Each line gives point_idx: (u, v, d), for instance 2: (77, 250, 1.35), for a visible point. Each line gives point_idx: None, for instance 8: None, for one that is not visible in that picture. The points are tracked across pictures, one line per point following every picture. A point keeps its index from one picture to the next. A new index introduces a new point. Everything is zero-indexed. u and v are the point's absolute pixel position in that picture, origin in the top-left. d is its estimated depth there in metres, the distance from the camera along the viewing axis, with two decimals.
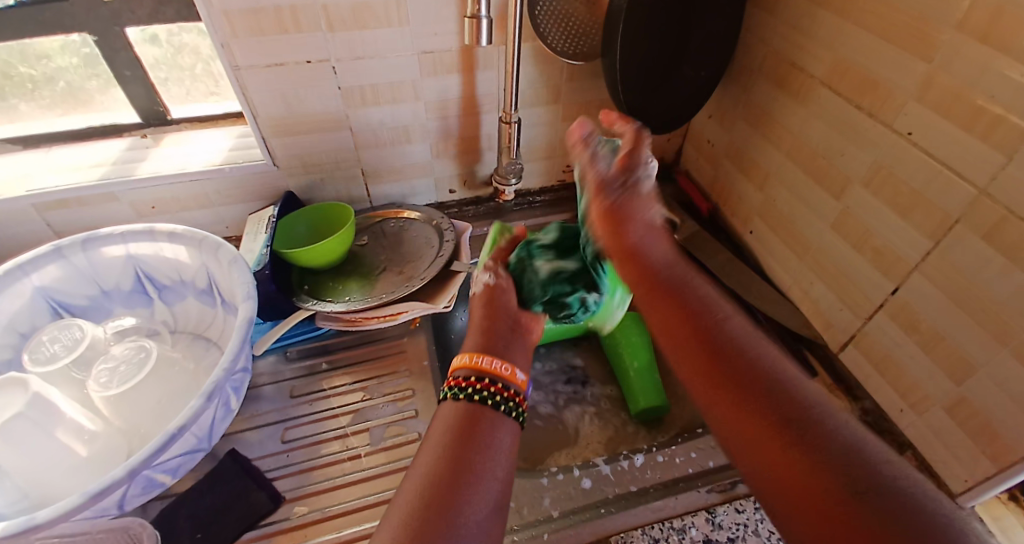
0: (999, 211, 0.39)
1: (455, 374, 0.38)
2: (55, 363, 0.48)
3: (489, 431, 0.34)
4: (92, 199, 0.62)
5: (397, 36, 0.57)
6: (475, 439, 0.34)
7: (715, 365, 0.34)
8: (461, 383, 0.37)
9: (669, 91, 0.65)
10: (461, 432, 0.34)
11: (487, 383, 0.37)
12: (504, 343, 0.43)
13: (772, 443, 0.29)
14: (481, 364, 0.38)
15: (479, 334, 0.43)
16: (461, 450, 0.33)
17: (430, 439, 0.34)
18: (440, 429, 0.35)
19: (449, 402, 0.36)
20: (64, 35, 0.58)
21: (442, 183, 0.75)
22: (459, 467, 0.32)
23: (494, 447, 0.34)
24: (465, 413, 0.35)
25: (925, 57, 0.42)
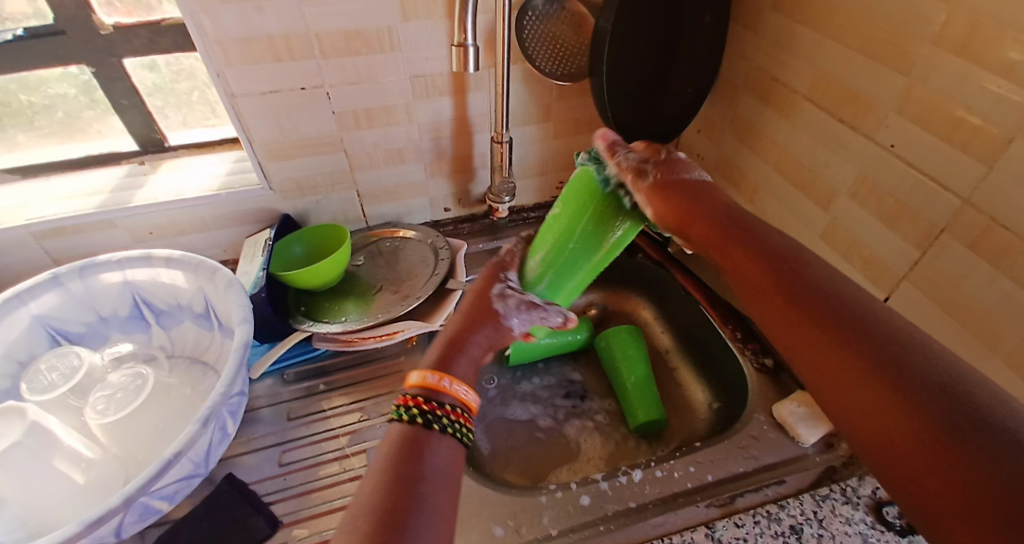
0: (983, 220, 0.40)
1: (413, 392, 0.38)
2: (52, 391, 0.49)
3: (432, 455, 0.35)
4: (89, 227, 0.62)
5: (389, 61, 0.59)
6: (422, 465, 0.34)
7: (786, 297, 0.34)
8: (419, 403, 0.37)
9: (658, 108, 0.66)
10: (409, 459, 0.34)
11: (447, 409, 0.38)
12: (466, 342, 0.43)
13: (843, 378, 0.29)
14: (438, 381, 0.39)
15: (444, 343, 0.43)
16: (409, 479, 0.32)
17: (376, 462, 0.34)
18: (384, 457, 0.34)
19: (400, 421, 0.37)
20: (63, 67, 0.59)
21: (437, 202, 0.76)
22: (406, 493, 0.31)
23: (442, 473, 0.34)
24: (411, 437, 0.35)
25: (903, 72, 0.43)
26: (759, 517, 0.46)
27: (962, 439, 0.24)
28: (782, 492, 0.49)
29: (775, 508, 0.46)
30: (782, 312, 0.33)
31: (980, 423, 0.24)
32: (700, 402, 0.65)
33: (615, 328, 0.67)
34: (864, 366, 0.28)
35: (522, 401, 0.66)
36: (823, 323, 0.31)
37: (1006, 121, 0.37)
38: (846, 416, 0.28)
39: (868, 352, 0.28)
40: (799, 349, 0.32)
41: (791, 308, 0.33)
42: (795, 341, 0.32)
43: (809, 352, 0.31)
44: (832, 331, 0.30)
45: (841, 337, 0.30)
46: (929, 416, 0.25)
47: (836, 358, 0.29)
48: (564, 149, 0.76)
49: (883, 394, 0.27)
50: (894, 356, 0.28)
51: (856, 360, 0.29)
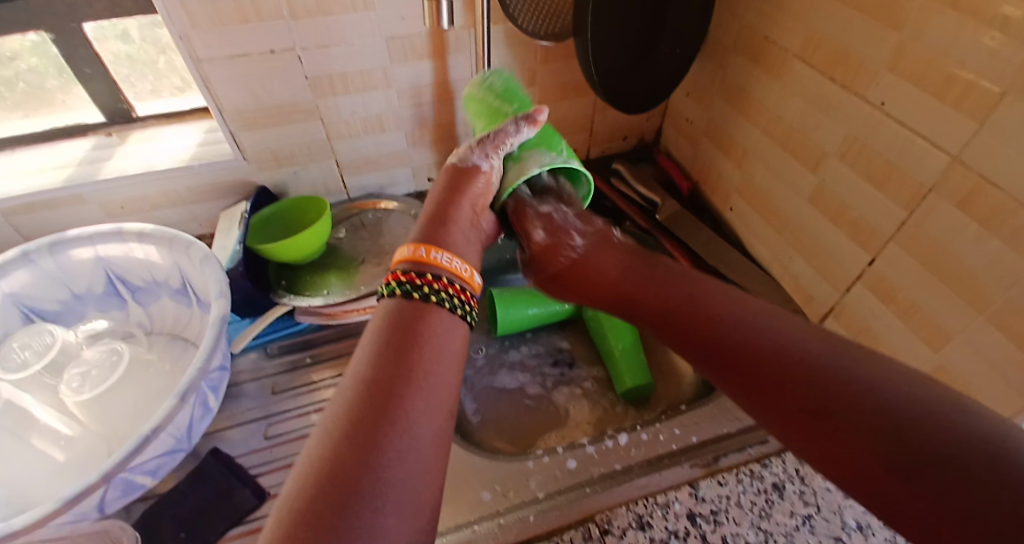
0: (973, 179, 0.39)
1: (400, 268, 0.41)
2: (27, 369, 0.47)
3: (428, 330, 0.37)
4: (59, 202, 0.60)
5: (364, 22, 0.56)
6: (415, 338, 0.36)
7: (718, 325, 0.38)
8: (402, 277, 0.40)
9: (646, 72, 0.64)
10: (400, 335, 0.36)
11: (431, 279, 0.40)
12: (450, 214, 0.47)
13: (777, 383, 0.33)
14: (424, 257, 0.41)
15: (427, 223, 0.47)
16: (402, 353, 0.35)
17: (367, 339, 0.36)
18: (382, 332, 0.37)
19: (389, 295, 0.39)
20: (21, 35, 0.56)
21: (420, 172, 0.74)
22: (398, 366, 0.34)
23: (437, 345, 0.36)
24: (405, 311, 0.38)
25: (895, 27, 0.42)
26: (742, 476, 0.46)
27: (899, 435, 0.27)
28: (765, 452, 0.48)
29: (758, 467, 0.47)
30: (728, 361, 0.36)
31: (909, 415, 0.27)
32: (687, 368, 0.65)
33: None
34: (812, 397, 0.31)
35: (510, 370, 0.66)
36: (767, 360, 0.34)
37: (1001, 78, 0.36)
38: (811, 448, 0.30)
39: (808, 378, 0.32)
40: (757, 400, 0.34)
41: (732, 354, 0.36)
42: (748, 392, 0.35)
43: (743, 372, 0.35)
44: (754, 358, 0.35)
45: (780, 374, 0.33)
46: (876, 420, 0.28)
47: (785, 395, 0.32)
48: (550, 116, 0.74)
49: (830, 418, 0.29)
50: (830, 370, 0.31)
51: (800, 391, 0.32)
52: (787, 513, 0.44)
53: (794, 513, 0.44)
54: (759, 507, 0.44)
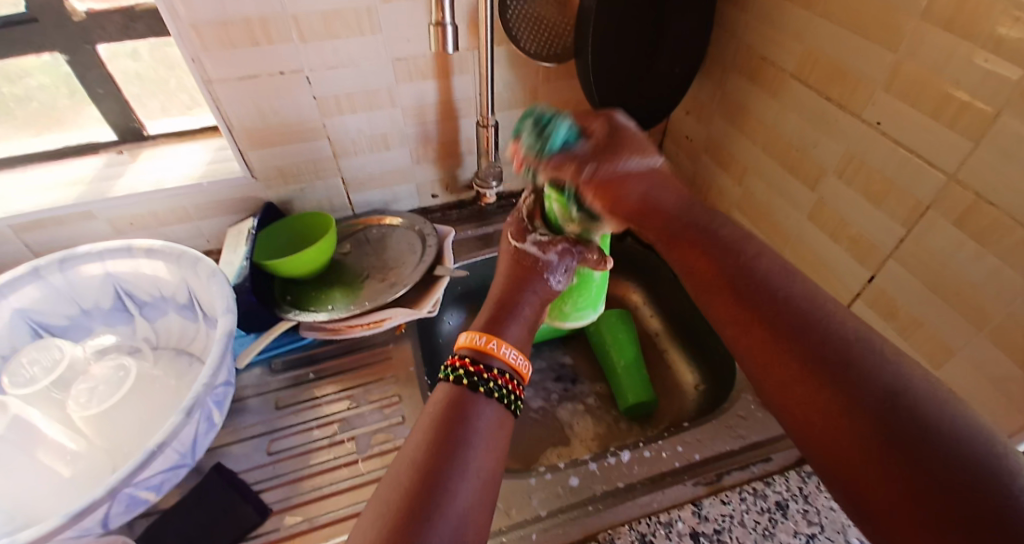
0: (969, 196, 0.40)
1: (465, 354, 0.40)
2: (35, 385, 0.48)
3: (477, 415, 0.36)
4: (68, 218, 0.61)
5: (370, 43, 0.57)
6: (463, 424, 0.35)
7: (758, 311, 0.35)
8: (468, 365, 0.38)
9: (646, 90, 0.65)
10: (451, 417, 0.35)
11: (504, 378, 0.39)
12: (516, 306, 0.46)
13: (800, 376, 0.31)
14: (494, 349, 0.40)
15: (490, 310, 0.45)
16: (452, 437, 0.34)
17: (422, 421, 0.35)
18: (432, 413, 0.36)
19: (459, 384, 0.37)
20: (37, 55, 0.58)
21: (424, 189, 0.75)
22: (445, 452, 0.33)
23: (474, 443, 0.34)
24: (458, 397, 0.36)
25: (891, 47, 0.43)
26: (746, 494, 0.46)
27: (886, 414, 0.27)
28: (769, 469, 0.48)
29: (761, 485, 0.47)
30: (750, 324, 0.35)
31: (898, 401, 0.27)
32: (688, 383, 0.65)
33: (605, 312, 0.67)
34: (807, 364, 0.31)
35: None
36: (800, 343, 0.32)
37: (995, 97, 0.36)
38: (789, 410, 0.32)
39: (807, 342, 0.32)
40: (756, 352, 0.34)
41: (732, 297, 0.36)
42: (748, 343, 0.35)
43: (767, 349, 0.33)
44: (787, 340, 0.33)
45: (781, 331, 0.33)
46: (880, 418, 0.27)
47: (785, 352, 0.32)
48: None
49: (821, 382, 0.30)
50: (850, 359, 0.30)
51: (791, 354, 0.32)
52: (791, 533, 0.43)
53: (798, 533, 0.43)
54: (762, 527, 0.44)
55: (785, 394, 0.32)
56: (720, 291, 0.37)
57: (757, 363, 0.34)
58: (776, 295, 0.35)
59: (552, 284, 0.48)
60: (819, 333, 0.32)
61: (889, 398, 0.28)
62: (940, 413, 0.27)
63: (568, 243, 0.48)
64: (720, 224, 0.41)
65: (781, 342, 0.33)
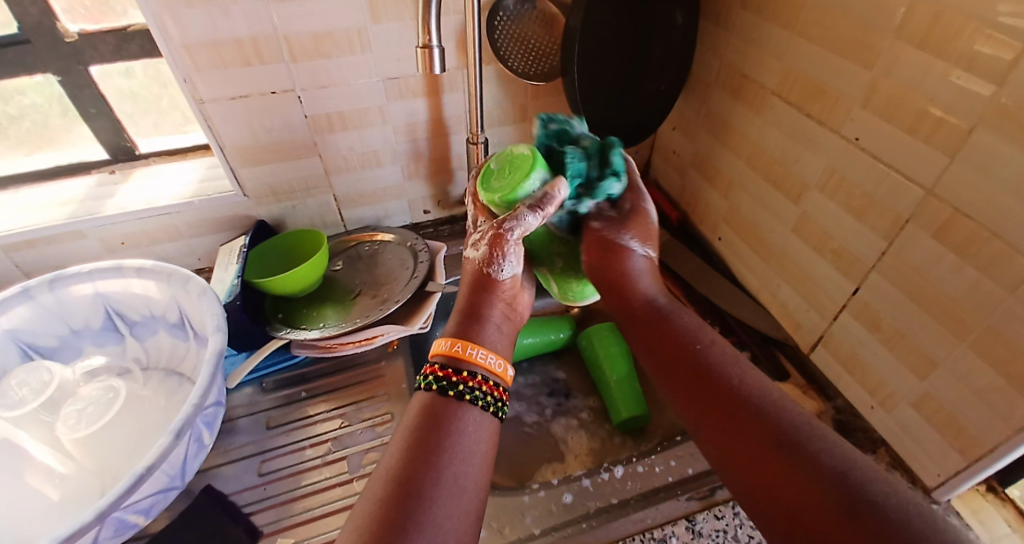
0: (947, 210, 0.40)
1: (438, 361, 0.39)
2: (23, 406, 0.47)
3: (458, 425, 0.36)
4: (59, 238, 0.61)
5: (360, 63, 0.58)
6: (443, 435, 0.35)
7: (716, 400, 0.38)
8: (438, 371, 0.38)
9: (632, 106, 0.66)
10: (430, 427, 0.35)
11: (478, 380, 0.38)
12: (485, 310, 0.43)
13: (760, 460, 0.34)
14: (471, 354, 0.39)
15: (459, 316, 0.43)
16: (432, 447, 0.34)
17: (400, 433, 0.35)
18: (409, 425, 0.36)
19: (435, 392, 0.37)
20: (29, 76, 0.58)
21: (416, 204, 0.76)
22: (425, 462, 0.33)
23: (456, 453, 0.34)
24: (435, 407, 0.36)
25: (867, 65, 0.44)
26: (739, 509, 0.46)
27: (835, 489, 0.30)
28: None
29: None
30: (710, 413, 0.38)
31: (850, 480, 0.30)
32: None
33: (597, 326, 0.67)
34: (764, 453, 0.34)
35: None
36: (756, 428, 0.35)
37: (968, 113, 0.37)
38: (757, 500, 0.33)
39: (760, 425, 0.35)
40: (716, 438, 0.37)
41: (691, 384, 0.40)
42: (707, 430, 0.37)
43: (725, 437, 0.36)
44: (741, 427, 0.36)
45: (738, 414, 0.36)
46: (835, 496, 0.30)
47: (743, 436, 0.35)
48: None
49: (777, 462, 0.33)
50: (799, 442, 0.33)
51: (748, 437, 0.35)
52: None
53: None
54: (756, 542, 0.44)
55: (748, 477, 0.34)
56: (682, 382, 0.40)
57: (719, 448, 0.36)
58: (730, 383, 0.38)
59: (504, 277, 0.44)
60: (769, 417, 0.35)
61: (841, 476, 0.30)
62: (888, 493, 0.29)
63: (493, 232, 0.41)
64: (680, 319, 0.45)
65: (737, 428, 0.36)
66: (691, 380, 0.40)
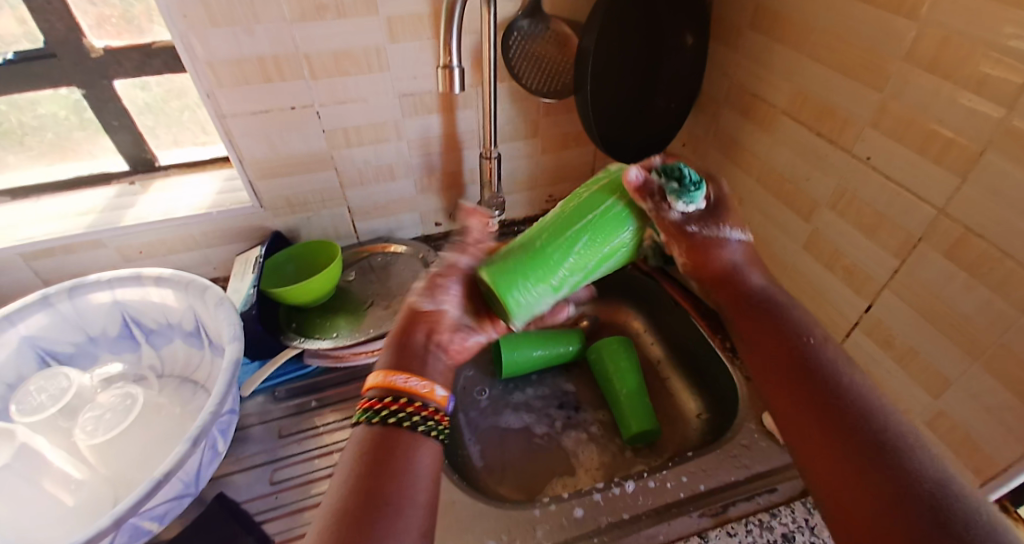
0: (959, 229, 0.41)
1: (370, 395, 0.36)
2: (42, 413, 0.48)
3: (406, 451, 0.34)
4: (78, 247, 0.62)
5: (378, 80, 0.60)
6: (387, 464, 0.33)
7: (800, 391, 0.34)
8: (372, 404, 0.36)
9: (643, 123, 0.67)
10: (375, 455, 0.33)
11: (402, 403, 0.35)
12: (420, 343, 0.39)
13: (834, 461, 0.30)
14: (396, 381, 0.36)
15: (395, 347, 0.39)
16: (370, 478, 0.32)
17: (342, 466, 0.33)
18: (352, 455, 0.34)
19: (364, 425, 0.35)
20: (53, 89, 0.60)
21: (428, 217, 0.77)
22: (366, 495, 0.31)
23: (404, 479, 0.32)
24: (377, 436, 0.34)
25: (876, 87, 0.45)
26: (752, 526, 0.47)
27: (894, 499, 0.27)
28: (774, 500, 0.49)
29: (767, 517, 0.47)
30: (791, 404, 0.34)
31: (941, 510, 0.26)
32: (690, 412, 0.66)
33: (606, 339, 0.67)
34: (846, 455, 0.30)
35: (515, 410, 0.66)
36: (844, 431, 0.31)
37: (979, 135, 0.38)
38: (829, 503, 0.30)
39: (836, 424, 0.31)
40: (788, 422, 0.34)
41: (778, 358, 0.36)
42: (788, 415, 0.34)
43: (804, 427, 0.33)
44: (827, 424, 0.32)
45: (807, 404, 0.33)
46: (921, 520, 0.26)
47: (803, 428, 0.33)
48: (553, 164, 0.77)
49: (844, 466, 0.30)
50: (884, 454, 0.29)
51: (823, 421, 0.32)
52: None
53: None
54: None
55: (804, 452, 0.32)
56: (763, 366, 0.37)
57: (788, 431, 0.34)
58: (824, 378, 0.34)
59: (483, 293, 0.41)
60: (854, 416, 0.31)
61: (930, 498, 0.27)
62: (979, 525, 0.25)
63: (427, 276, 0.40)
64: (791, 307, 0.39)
65: (819, 421, 0.32)
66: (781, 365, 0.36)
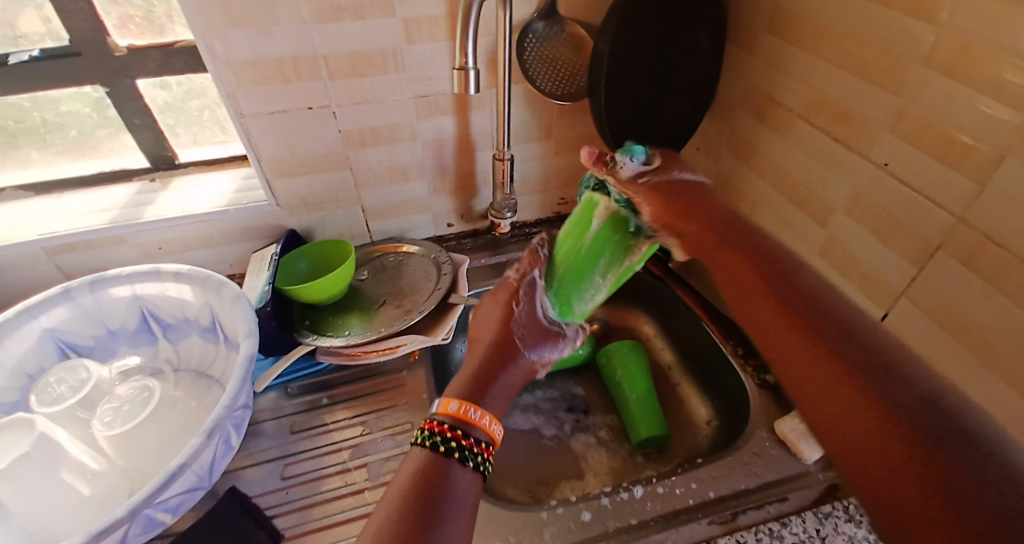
0: (977, 237, 0.40)
1: (439, 419, 0.40)
2: (61, 403, 0.49)
3: (453, 483, 0.36)
4: (99, 242, 0.64)
5: (394, 82, 0.60)
6: (436, 496, 0.35)
7: (777, 304, 0.39)
8: (443, 430, 0.38)
9: (657, 126, 0.67)
10: (427, 484, 0.35)
11: (468, 438, 0.39)
12: (494, 380, 0.45)
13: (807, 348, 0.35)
14: (465, 413, 0.40)
15: (465, 383, 0.45)
16: (421, 504, 0.34)
17: (394, 488, 0.35)
18: (405, 479, 0.36)
19: (425, 448, 0.38)
20: (77, 87, 0.61)
21: (441, 217, 0.77)
22: (416, 519, 0.33)
23: (449, 510, 0.34)
24: (430, 463, 0.37)
25: (894, 92, 0.44)
26: (762, 535, 0.46)
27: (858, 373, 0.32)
28: (784, 509, 0.49)
29: (777, 526, 0.47)
30: (768, 316, 0.39)
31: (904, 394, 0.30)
32: (700, 419, 0.65)
33: (617, 344, 0.67)
34: (811, 342, 0.35)
35: (524, 411, 0.66)
36: (811, 329, 0.36)
37: (997, 142, 0.37)
38: (801, 389, 0.34)
39: (851, 362, 0.32)
40: (810, 391, 0.34)
41: (750, 277, 0.42)
42: (764, 323, 0.39)
43: (777, 328, 0.38)
44: (797, 324, 0.37)
45: (779, 308, 0.38)
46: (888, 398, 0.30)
47: (781, 325, 0.38)
48: (566, 166, 0.77)
49: (828, 375, 0.33)
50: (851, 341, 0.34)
51: (793, 320, 0.37)
52: None
53: None
54: None
55: (779, 356, 0.37)
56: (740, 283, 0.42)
57: (811, 408, 0.33)
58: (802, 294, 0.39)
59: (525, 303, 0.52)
60: (869, 358, 0.32)
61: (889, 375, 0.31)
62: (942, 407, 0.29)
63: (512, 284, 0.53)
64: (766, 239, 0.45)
65: (791, 319, 0.37)
66: (755, 282, 0.41)
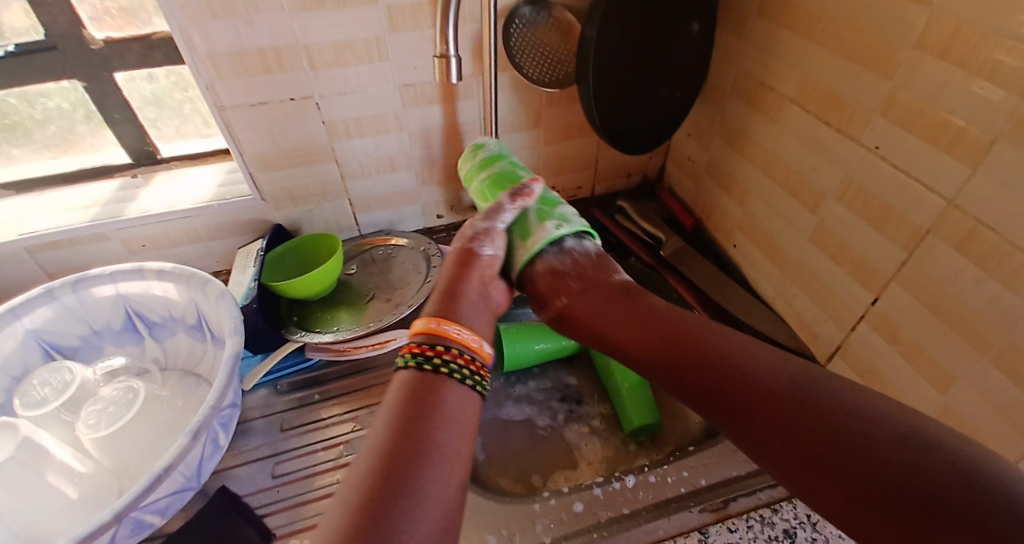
0: (969, 222, 0.40)
1: (416, 339, 0.38)
2: (45, 406, 0.48)
3: (445, 400, 0.35)
4: (82, 240, 0.63)
5: (378, 71, 0.59)
6: (429, 411, 0.34)
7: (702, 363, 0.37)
8: (421, 349, 0.37)
9: (647, 113, 0.66)
10: (419, 402, 0.34)
11: (453, 352, 0.37)
12: (463, 293, 0.44)
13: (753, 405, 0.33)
14: (447, 330, 0.39)
15: (439, 298, 0.43)
16: (416, 422, 0.33)
17: (382, 413, 0.34)
18: (393, 401, 0.35)
19: (412, 369, 0.37)
20: (55, 82, 0.60)
21: (430, 209, 0.76)
22: (414, 435, 0.32)
23: (448, 420, 0.34)
24: (419, 382, 0.36)
25: (886, 75, 0.43)
26: (752, 521, 0.46)
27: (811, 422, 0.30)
28: (776, 496, 0.48)
29: (768, 512, 0.47)
30: (703, 381, 0.36)
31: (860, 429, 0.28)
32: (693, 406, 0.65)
33: None
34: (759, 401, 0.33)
35: (516, 402, 0.66)
36: (743, 385, 0.34)
37: (990, 125, 0.37)
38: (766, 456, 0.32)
39: (799, 416, 0.31)
40: (754, 443, 0.32)
41: (668, 334, 0.40)
42: (694, 388, 0.37)
43: (710, 397, 0.36)
44: (728, 381, 0.35)
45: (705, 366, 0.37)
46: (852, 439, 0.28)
47: (714, 393, 0.35)
48: (556, 154, 0.76)
49: (788, 429, 0.31)
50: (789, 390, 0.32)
51: (726, 379, 0.35)
52: None
53: None
54: None
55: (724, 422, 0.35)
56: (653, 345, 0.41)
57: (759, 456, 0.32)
58: (714, 349, 0.37)
59: (485, 254, 0.47)
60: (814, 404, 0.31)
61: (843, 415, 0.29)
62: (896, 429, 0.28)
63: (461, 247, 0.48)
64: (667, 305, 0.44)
65: (726, 380, 0.35)
66: (670, 338, 0.40)
